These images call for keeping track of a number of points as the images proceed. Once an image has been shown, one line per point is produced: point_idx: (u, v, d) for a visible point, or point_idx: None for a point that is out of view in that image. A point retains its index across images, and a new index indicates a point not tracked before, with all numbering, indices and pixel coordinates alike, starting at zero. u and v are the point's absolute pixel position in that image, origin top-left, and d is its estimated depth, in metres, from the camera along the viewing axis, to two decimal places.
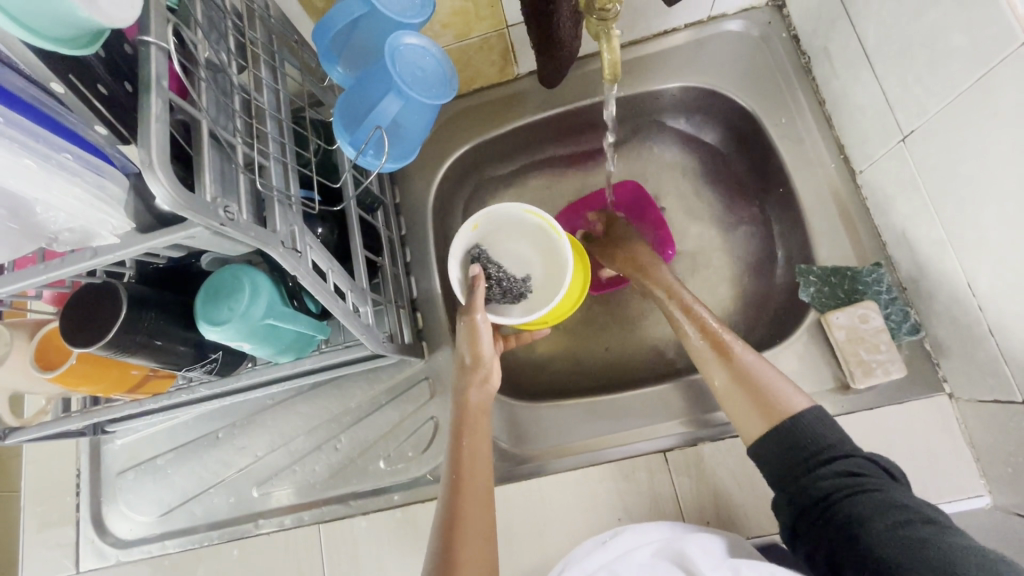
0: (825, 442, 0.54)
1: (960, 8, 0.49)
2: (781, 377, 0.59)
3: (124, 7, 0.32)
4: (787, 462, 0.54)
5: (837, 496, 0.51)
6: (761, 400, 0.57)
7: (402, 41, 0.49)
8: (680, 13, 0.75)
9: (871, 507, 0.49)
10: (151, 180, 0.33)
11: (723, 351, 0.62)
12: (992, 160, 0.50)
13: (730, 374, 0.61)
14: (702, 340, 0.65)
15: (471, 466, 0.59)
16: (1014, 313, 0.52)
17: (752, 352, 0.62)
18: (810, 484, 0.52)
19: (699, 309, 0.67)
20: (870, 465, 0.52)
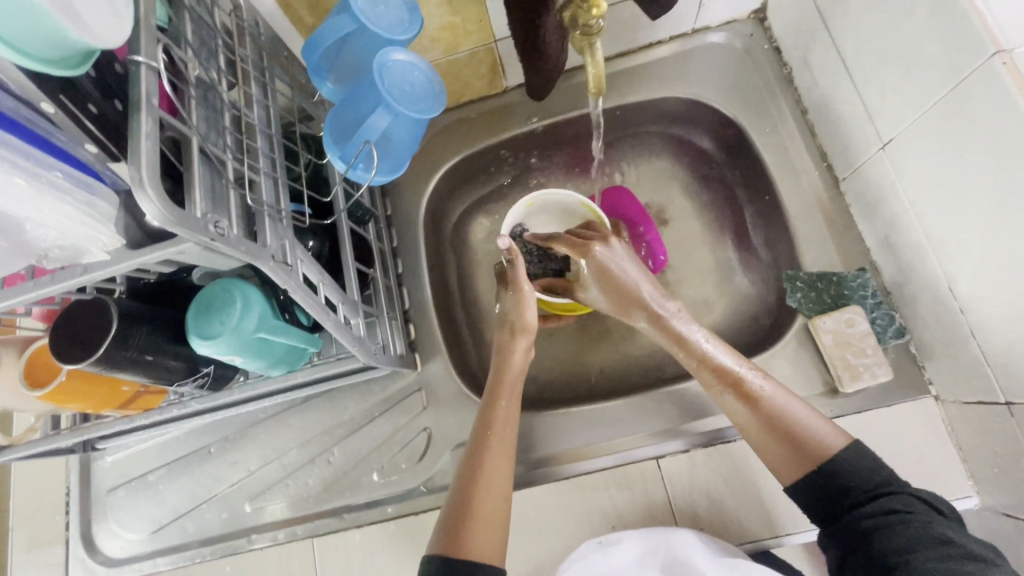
0: (872, 481, 0.52)
1: (933, 21, 0.51)
2: (808, 410, 0.56)
3: (115, 29, 0.33)
4: (826, 497, 0.53)
5: (881, 530, 0.49)
6: (800, 449, 0.55)
7: (390, 57, 0.50)
8: (664, 27, 0.77)
9: (916, 539, 0.47)
10: (141, 198, 0.34)
11: (746, 395, 0.57)
12: (967, 167, 0.52)
13: (762, 422, 0.56)
14: (724, 386, 0.59)
15: (499, 429, 0.62)
16: (995, 316, 0.54)
17: (774, 385, 0.58)
18: (852, 520, 0.51)
19: (717, 355, 0.59)
20: (921, 504, 0.50)
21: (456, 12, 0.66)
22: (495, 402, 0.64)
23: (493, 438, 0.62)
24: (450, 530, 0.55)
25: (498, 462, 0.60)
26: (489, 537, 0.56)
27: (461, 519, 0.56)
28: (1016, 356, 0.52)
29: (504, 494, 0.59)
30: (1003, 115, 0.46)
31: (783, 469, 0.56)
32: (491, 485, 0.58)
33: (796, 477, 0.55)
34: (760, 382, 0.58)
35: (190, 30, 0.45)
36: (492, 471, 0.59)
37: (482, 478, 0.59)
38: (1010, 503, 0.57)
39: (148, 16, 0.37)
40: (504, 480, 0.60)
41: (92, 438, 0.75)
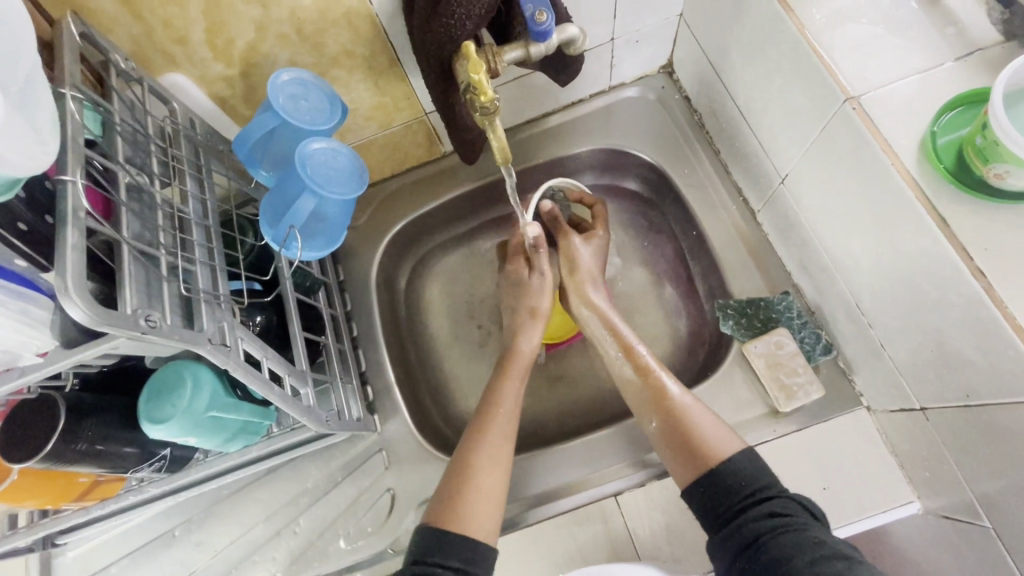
0: (756, 484, 0.54)
1: (796, 74, 0.57)
2: (712, 418, 0.61)
3: (37, 154, 0.37)
4: (715, 503, 0.55)
5: (763, 538, 0.51)
6: (693, 451, 0.59)
7: (310, 147, 0.54)
8: (582, 87, 0.84)
9: (792, 544, 0.49)
10: (67, 304, 0.37)
11: (659, 394, 0.64)
12: (846, 196, 0.57)
13: (665, 419, 0.62)
14: (642, 385, 0.66)
15: (503, 405, 0.67)
16: (896, 328, 0.58)
17: (690, 395, 0.64)
18: (739, 528, 0.52)
19: (643, 354, 0.68)
20: (798, 507, 0.52)
21: (384, 93, 0.71)
22: (505, 380, 0.70)
23: (499, 413, 0.66)
24: (448, 504, 0.59)
25: (499, 438, 0.65)
26: (486, 505, 0.60)
27: (458, 492, 0.60)
28: (919, 364, 0.56)
29: (503, 468, 0.63)
30: (861, 152, 0.52)
31: (676, 467, 0.60)
32: (490, 460, 0.63)
33: (685, 478, 0.59)
34: (672, 386, 0.64)
35: (122, 142, 0.49)
36: (494, 445, 0.64)
37: (484, 449, 0.63)
38: (946, 505, 0.59)
39: (76, 138, 0.42)
40: (504, 453, 0.64)
41: (51, 534, 0.74)
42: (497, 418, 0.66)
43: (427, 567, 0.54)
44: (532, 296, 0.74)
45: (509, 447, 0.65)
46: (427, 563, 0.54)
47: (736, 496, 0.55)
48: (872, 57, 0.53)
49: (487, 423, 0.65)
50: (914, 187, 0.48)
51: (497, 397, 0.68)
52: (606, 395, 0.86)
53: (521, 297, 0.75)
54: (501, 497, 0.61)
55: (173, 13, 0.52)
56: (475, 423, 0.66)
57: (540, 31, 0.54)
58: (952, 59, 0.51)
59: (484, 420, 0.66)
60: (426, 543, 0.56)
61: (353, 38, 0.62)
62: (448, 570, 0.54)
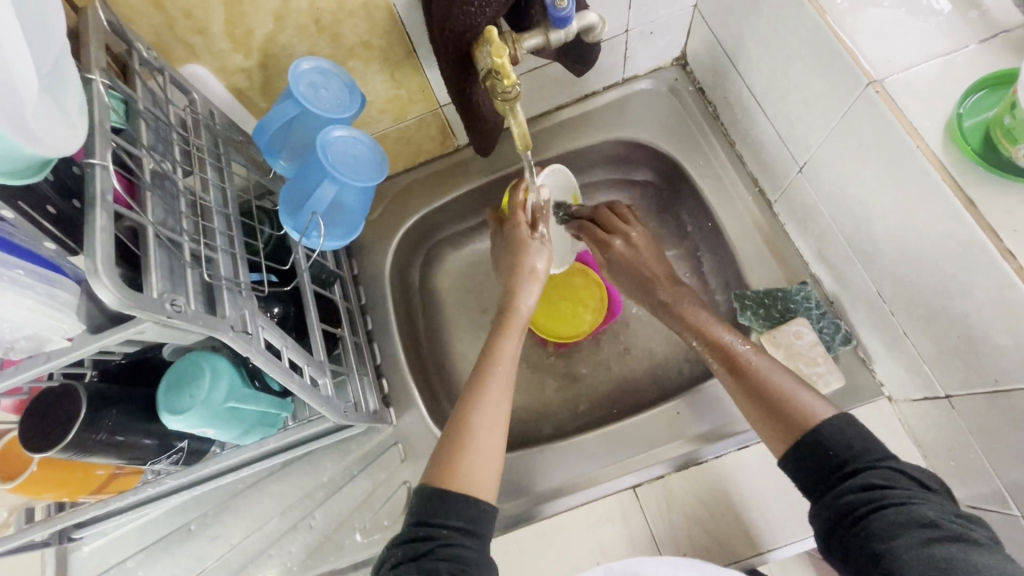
0: (849, 454, 0.53)
1: (818, 60, 0.57)
2: (797, 386, 0.59)
3: (71, 137, 0.38)
4: (808, 474, 0.55)
5: (862, 512, 0.50)
6: (782, 418, 0.58)
7: (331, 134, 0.55)
8: (596, 80, 0.83)
9: (895, 521, 0.48)
10: (97, 286, 0.37)
11: (735, 367, 0.63)
12: (869, 182, 0.57)
13: (748, 389, 0.62)
14: (717, 359, 0.66)
15: (499, 364, 0.66)
16: (920, 314, 0.57)
17: (766, 361, 0.63)
18: (834, 500, 0.52)
19: (712, 328, 0.68)
20: (903, 478, 0.51)
21: (400, 85, 0.71)
22: (501, 336, 0.68)
23: (497, 374, 0.65)
24: (445, 464, 0.58)
25: (496, 396, 0.63)
26: (481, 468, 0.58)
27: (455, 450, 0.59)
28: (944, 351, 0.56)
29: (501, 428, 0.62)
30: (885, 136, 0.52)
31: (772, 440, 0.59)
32: (488, 418, 0.62)
33: (779, 448, 0.58)
34: (751, 357, 0.63)
35: (145, 129, 0.49)
36: (492, 406, 0.62)
37: (480, 405, 0.62)
38: (973, 494, 0.58)
39: (103, 123, 0.42)
40: (501, 414, 0.63)
41: (67, 528, 0.74)
42: (496, 375, 0.64)
43: (435, 531, 0.53)
44: (528, 252, 0.71)
45: (507, 401, 0.64)
46: (438, 525, 0.54)
47: (820, 450, 0.54)
48: (895, 42, 0.52)
49: (485, 381, 0.64)
50: (942, 169, 0.48)
51: (497, 356, 0.66)
52: (623, 389, 0.85)
53: (517, 257, 0.71)
54: (498, 457, 0.61)
55: (195, 4, 0.53)
56: (472, 383, 0.65)
57: (560, 17, 0.55)
58: (975, 42, 0.51)
59: (481, 376, 0.64)
60: (430, 505, 0.55)
61: (370, 29, 0.62)
62: (454, 532, 0.54)
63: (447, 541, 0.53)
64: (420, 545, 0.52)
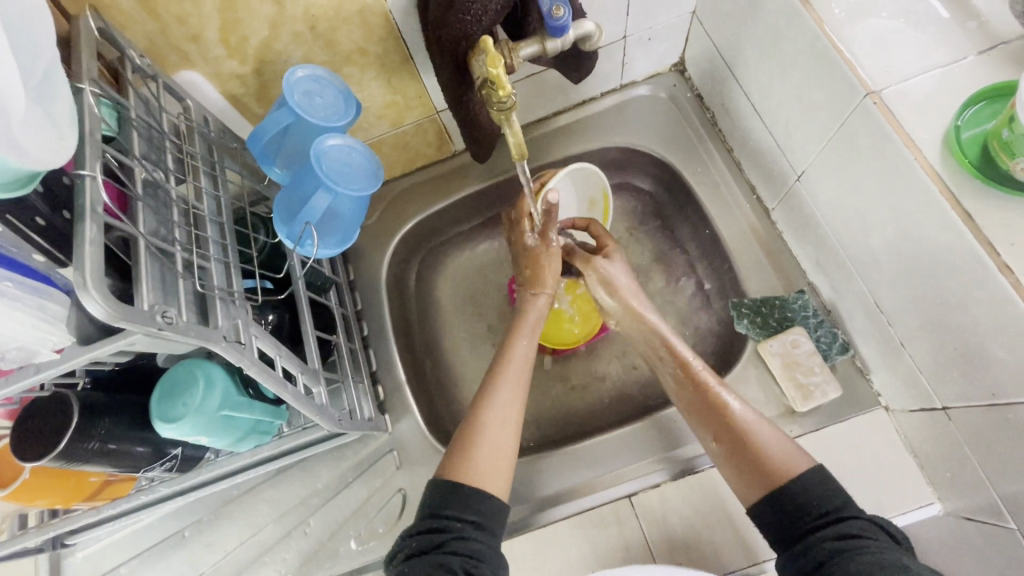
0: (830, 504, 0.53)
1: (816, 70, 0.57)
2: (780, 437, 0.59)
3: (60, 151, 0.37)
4: (785, 517, 0.54)
5: (838, 557, 0.49)
6: (761, 469, 0.57)
7: (325, 143, 0.54)
8: (594, 86, 0.83)
9: (871, 564, 0.47)
10: (85, 299, 0.37)
11: (720, 414, 0.63)
12: (866, 193, 0.56)
13: (727, 435, 0.61)
14: (698, 404, 0.65)
15: (513, 358, 0.67)
16: (917, 326, 0.57)
17: (751, 412, 0.62)
18: (812, 546, 0.51)
19: (696, 369, 0.67)
20: (877, 531, 0.51)
21: (396, 91, 0.71)
22: (513, 334, 0.70)
23: (510, 369, 0.66)
24: (458, 457, 0.59)
25: (511, 392, 0.64)
26: (493, 461, 0.59)
27: (467, 445, 0.60)
28: (941, 363, 0.56)
29: (513, 423, 0.62)
30: (883, 147, 0.52)
31: (743, 487, 0.59)
32: (500, 411, 0.62)
33: (752, 497, 0.57)
34: (733, 404, 0.63)
35: (136, 137, 0.49)
36: (504, 400, 0.63)
37: (494, 401, 0.63)
38: (969, 506, 0.58)
39: (93, 133, 0.41)
40: (515, 407, 0.63)
41: (60, 534, 0.73)
42: (509, 369, 0.66)
43: (447, 523, 0.53)
44: (540, 257, 0.72)
45: (520, 398, 0.64)
46: (450, 517, 0.54)
47: (797, 500, 0.54)
48: (893, 53, 0.52)
49: (499, 375, 0.65)
50: (939, 182, 0.48)
51: (509, 354, 0.67)
52: (620, 396, 0.85)
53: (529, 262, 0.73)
54: (511, 454, 0.61)
55: (188, 11, 0.52)
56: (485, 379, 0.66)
57: (557, 26, 0.54)
58: (974, 53, 0.51)
59: (496, 371, 0.66)
60: (443, 497, 0.55)
61: (366, 35, 0.62)
62: (467, 525, 0.54)
63: (460, 534, 0.53)
64: (433, 536, 0.52)
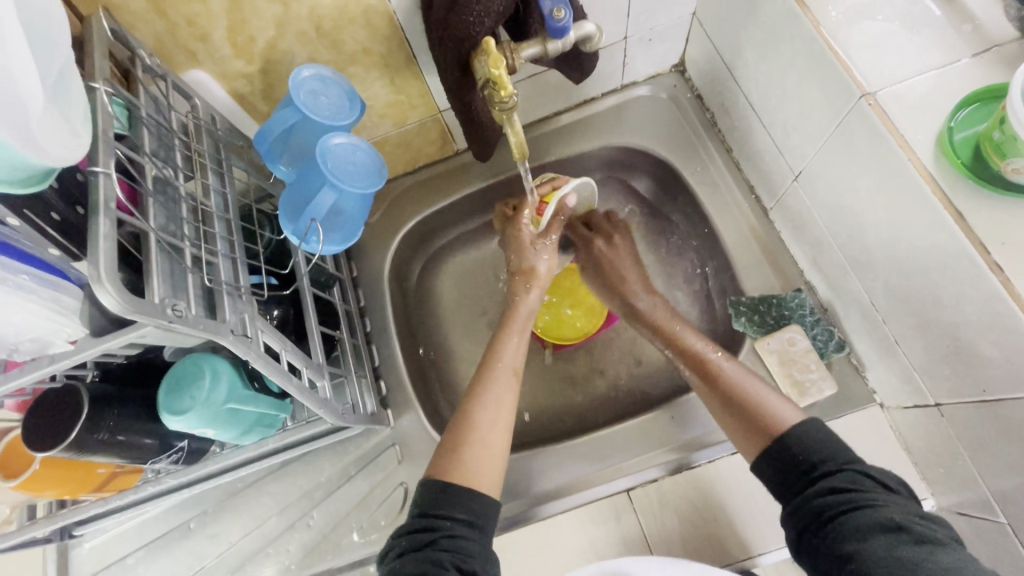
0: (819, 455, 0.54)
1: (813, 72, 0.58)
2: (767, 389, 0.62)
3: (75, 148, 0.39)
4: (781, 469, 0.55)
5: (830, 515, 0.50)
6: (752, 419, 0.60)
7: (330, 141, 0.56)
8: (595, 86, 0.84)
9: (863, 522, 0.48)
10: (99, 292, 0.38)
11: (709, 374, 0.66)
12: (861, 192, 0.57)
13: (718, 392, 0.64)
14: (692, 369, 0.68)
15: (503, 358, 0.68)
16: (910, 324, 0.58)
17: (739, 367, 0.65)
18: (804, 504, 0.52)
19: (684, 334, 0.70)
20: (872, 482, 0.52)
21: (400, 90, 0.72)
22: (502, 333, 0.71)
23: (498, 367, 0.67)
24: (448, 455, 0.60)
25: (500, 390, 0.65)
26: (484, 459, 0.60)
27: (458, 442, 0.61)
28: (933, 360, 0.57)
29: (502, 423, 0.64)
30: (877, 148, 0.52)
31: (744, 442, 0.60)
32: (490, 408, 0.64)
33: (752, 450, 0.59)
34: (722, 364, 0.65)
35: (147, 135, 0.50)
36: (493, 397, 0.65)
37: (483, 398, 0.64)
38: (961, 501, 0.59)
39: (105, 131, 0.43)
40: (506, 407, 0.65)
41: (68, 525, 0.75)
42: (498, 369, 0.67)
43: (440, 522, 0.54)
44: (527, 256, 0.73)
45: (510, 393, 0.66)
46: (442, 516, 0.55)
47: (788, 453, 0.55)
48: (888, 54, 0.53)
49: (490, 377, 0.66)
50: (931, 182, 0.49)
51: (497, 353, 0.69)
52: (619, 392, 0.86)
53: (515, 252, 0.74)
54: (503, 450, 0.62)
55: (196, 12, 0.53)
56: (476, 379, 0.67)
57: (558, 27, 0.56)
58: (968, 55, 0.52)
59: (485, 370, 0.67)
60: (434, 497, 0.56)
61: (370, 35, 0.63)
62: (458, 524, 0.54)
63: (450, 532, 0.53)
64: (425, 535, 0.53)
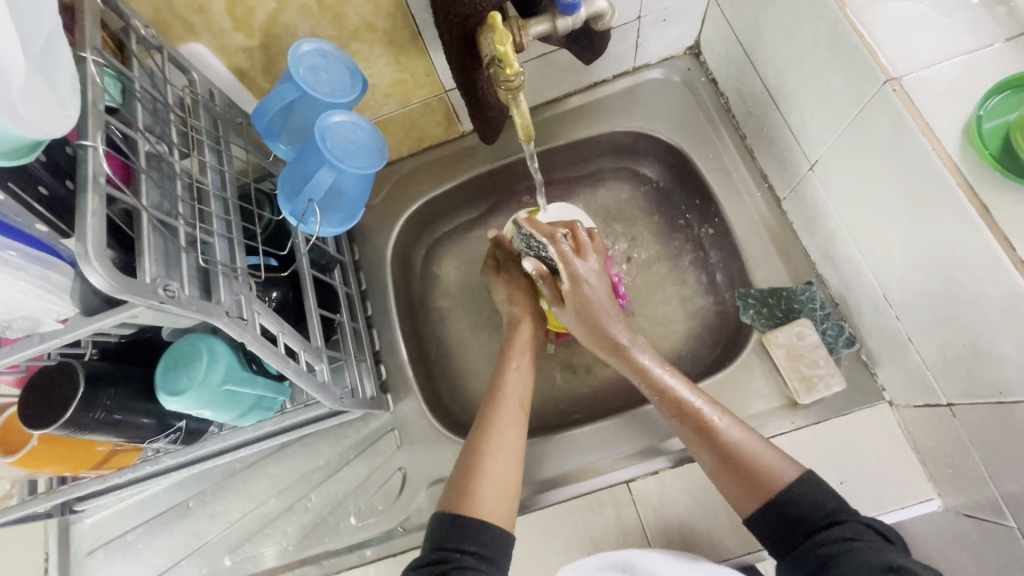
0: (825, 509, 0.54)
1: (835, 55, 0.55)
2: (766, 445, 0.60)
3: (63, 119, 0.37)
4: (784, 522, 0.55)
5: (832, 561, 0.50)
6: (753, 481, 0.58)
7: (330, 120, 0.54)
8: (606, 67, 0.81)
9: (863, 564, 0.48)
10: (87, 271, 0.37)
11: (708, 429, 0.62)
12: (881, 182, 0.55)
13: (720, 450, 0.60)
14: (685, 421, 0.63)
15: (505, 389, 0.69)
16: (926, 321, 0.56)
17: (737, 423, 0.62)
18: (807, 551, 0.52)
19: (676, 389, 0.65)
20: (871, 532, 0.52)
21: (405, 68, 0.70)
22: (506, 363, 0.72)
23: (501, 407, 0.67)
24: (460, 492, 0.60)
25: (506, 432, 0.65)
26: (495, 494, 0.60)
27: (470, 480, 0.61)
28: (948, 359, 0.55)
29: (515, 457, 0.64)
30: (900, 136, 0.50)
31: (739, 498, 0.59)
32: (498, 448, 0.64)
33: (749, 506, 0.58)
34: (719, 419, 0.62)
35: (141, 110, 0.49)
36: (499, 440, 0.64)
37: (491, 439, 0.64)
38: (970, 503, 0.58)
39: (95, 104, 0.41)
40: (513, 439, 0.65)
41: (69, 500, 0.75)
42: (501, 408, 0.67)
43: (448, 554, 0.55)
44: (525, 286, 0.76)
45: (518, 437, 0.66)
46: (451, 548, 0.56)
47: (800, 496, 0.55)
48: (916, 37, 0.50)
49: (496, 410, 0.67)
50: (956, 173, 0.46)
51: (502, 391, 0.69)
52: (623, 382, 0.84)
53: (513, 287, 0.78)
54: (513, 484, 0.62)
55: None
56: (483, 418, 0.67)
57: (568, 4, 0.53)
58: (1001, 40, 0.49)
59: (490, 413, 0.67)
60: (444, 531, 0.57)
61: (374, 10, 0.61)
62: (469, 557, 0.56)
63: (459, 564, 0.54)
64: (435, 567, 0.54)
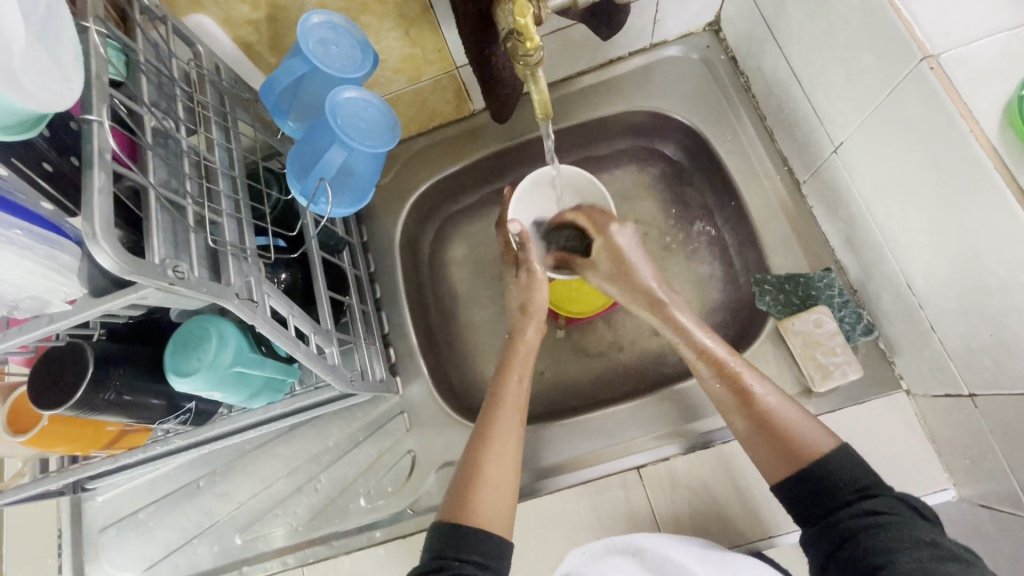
0: (861, 480, 0.54)
1: (867, 31, 0.53)
2: (804, 415, 0.59)
3: (65, 92, 0.35)
4: (816, 491, 0.55)
5: (864, 531, 0.51)
6: (788, 451, 0.57)
7: (340, 95, 0.52)
8: (623, 44, 0.78)
9: (899, 540, 0.49)
10: (96, 251, 0.35)
11: (745, 396, 0.61)
12: (910, 164, 0.53)
13: (755, 420, 0.60)
14: (723, 386, 0.63)
15: (506, 391, 0.68)
16: (950, 311, 0.55)
17: (773, 390, 0.61)
18: (836, 522, 0.53)
19: (716, 351, 0.64)
20: (907, 509, 0.52)
21: (415, 43, 0.68)
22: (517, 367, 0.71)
23: (502, 414, 0.66)
24: (461, 496, 0.60)
25: (504, 434, 0.65)
26: (497, 502, 0.60)
27: (471, 483, 0.61)
28: (972, 349, 0.54)
29: (511, 461, 0.63)
30: (934, 118, 0.48)
31: (770, 466, 0.59)
32: (500, 450, 0.63)
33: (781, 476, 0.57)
34: (757, 385, 0.61)
35: (146, 84, 0.47)
36: (500, 445, 0.64)
37: (492, 444, 0.64)
38: (988, 494, 0.57)
39: (99, 75, 0.40)
40: (513, 446, 0.64)
41: (81, 479, 0.76)
42: (500, 413, 0.66)
43: (448, 562, 0.55)
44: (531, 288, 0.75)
45: (516, 441, 0.65)
46: (450, 557, 0.56)
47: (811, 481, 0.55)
48: (958, 11, 0.47)
49: (492, 416, 0.66)
50: (993, 156, 0.45)
51: (500, 401, 0.67)
52: (633, 368, 0.83)
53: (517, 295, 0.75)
54: (513, 491, 0.62)
55: None
56: (483, 418, 0.67)
57: None
58: None
59: (489, 413, 0.67)
60: (445, 540, 0.57)
61: None
62: (468, 566, 0.55)
63: (459, 572, 0.54)
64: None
